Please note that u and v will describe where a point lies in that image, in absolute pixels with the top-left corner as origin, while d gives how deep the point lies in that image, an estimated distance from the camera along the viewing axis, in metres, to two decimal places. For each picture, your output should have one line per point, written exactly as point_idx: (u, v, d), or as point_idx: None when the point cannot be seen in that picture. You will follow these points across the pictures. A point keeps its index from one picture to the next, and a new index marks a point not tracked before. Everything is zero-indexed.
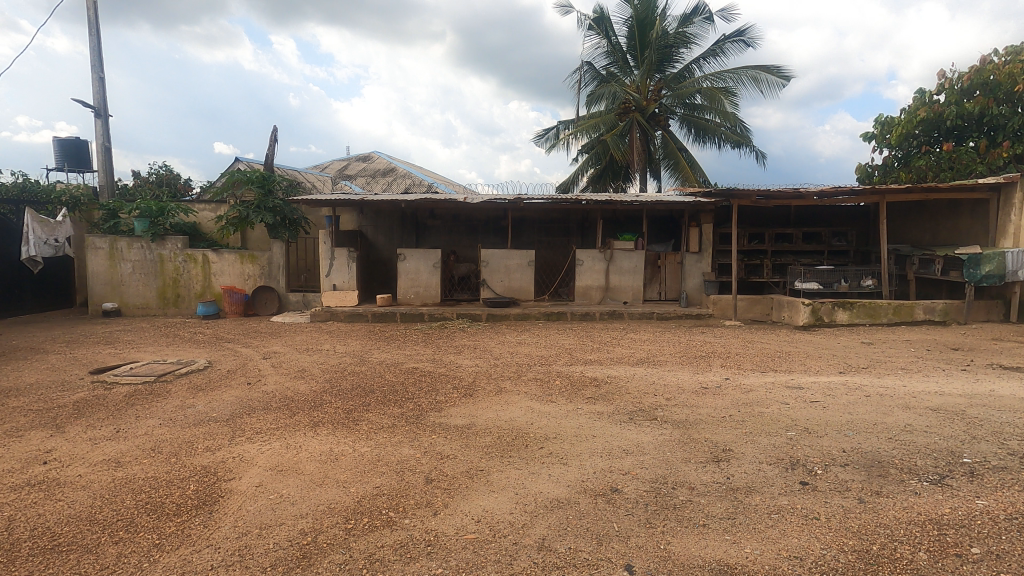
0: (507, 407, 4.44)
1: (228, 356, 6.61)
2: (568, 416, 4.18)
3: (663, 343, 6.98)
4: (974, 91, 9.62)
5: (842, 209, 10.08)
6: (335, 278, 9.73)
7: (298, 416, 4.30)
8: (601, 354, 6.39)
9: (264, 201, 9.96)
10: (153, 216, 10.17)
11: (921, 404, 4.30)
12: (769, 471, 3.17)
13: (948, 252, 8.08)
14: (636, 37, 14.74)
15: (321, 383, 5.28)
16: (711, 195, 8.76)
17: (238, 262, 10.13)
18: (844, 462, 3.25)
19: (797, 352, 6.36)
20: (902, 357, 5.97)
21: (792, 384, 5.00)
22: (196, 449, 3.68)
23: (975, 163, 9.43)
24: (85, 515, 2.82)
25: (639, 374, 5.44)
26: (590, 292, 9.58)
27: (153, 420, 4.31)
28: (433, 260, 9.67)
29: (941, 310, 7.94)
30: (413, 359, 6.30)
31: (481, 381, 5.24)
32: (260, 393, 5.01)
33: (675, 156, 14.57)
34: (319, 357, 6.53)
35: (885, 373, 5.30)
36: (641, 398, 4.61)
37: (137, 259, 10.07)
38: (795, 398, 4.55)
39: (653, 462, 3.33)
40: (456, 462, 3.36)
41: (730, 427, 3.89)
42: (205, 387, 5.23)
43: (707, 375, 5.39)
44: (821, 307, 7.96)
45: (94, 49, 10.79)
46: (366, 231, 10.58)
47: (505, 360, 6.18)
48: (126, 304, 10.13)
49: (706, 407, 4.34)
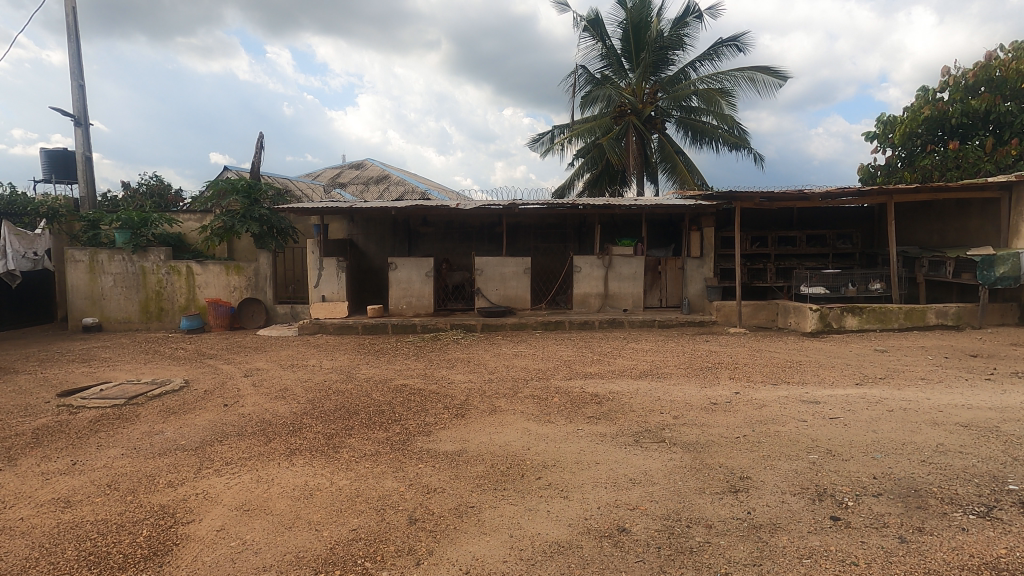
0: (502, 429, 4.09)
1: (206, 375, 6.25)
2: (567, 439, 3.84)
3: (666, 353, 6.64)
4: (979, 88, 9.37)
5: (847, 210, 9.79)
6: (324, 288, 9.37)
7: (273, 443, 3.94)
8: (601, 367, 6.04)
9: (249, 210, 9.59)
10: (134, 227, 9.77)
11: (950, 420, 3.96)
12: (794, 504, 2.83)
13: (960, 254, 7.79)
14: (632, 40, 14.47)
15: (303, 404, 4.93)
16: (711, 199, 8.46)
17: (223, 274, 9.78)
18: (877, 492, 2.92)
19: (808, 361, 6.02)
20: (920, 366, 5.64)
21: (807, 398, 4.65)
22: (156, 485, 3.32)
23: (982, 161, 9.15)
24: (16, 571, 2.46)
25: (643, 389, 5.08)
26: (589, 299, 9.26)
27: (116, 449, 3.95)
28: (425, 268, 9.34)
29: (954, 314, 7.61)
30: (403, 375, 5.94)
31: (475, 399, 4.89)
32: (236, 416, 4.65)
33: (673, 159, 14.30)
34: (303, 374, 6.16)
35: (905, 385, 4.95)
36: (646, 417, 4.26)
37: (119, 271, 9.71)
38: (812, 415, 4.21)
39: (664, 494, 2.99)
40: (444, 498, 3.01)
41: (746, 449, 3.56)
42: (178, 410, 4.87)
43: (716, 389, 5.03)
44: (830, 313, 7.65)
45: (74, 56, 10.47)
46: (357, 239, 10.23)
47: (500, 374, 5.84)
48: (108, 318, 9.76)
49: (718, 427, 4.00)
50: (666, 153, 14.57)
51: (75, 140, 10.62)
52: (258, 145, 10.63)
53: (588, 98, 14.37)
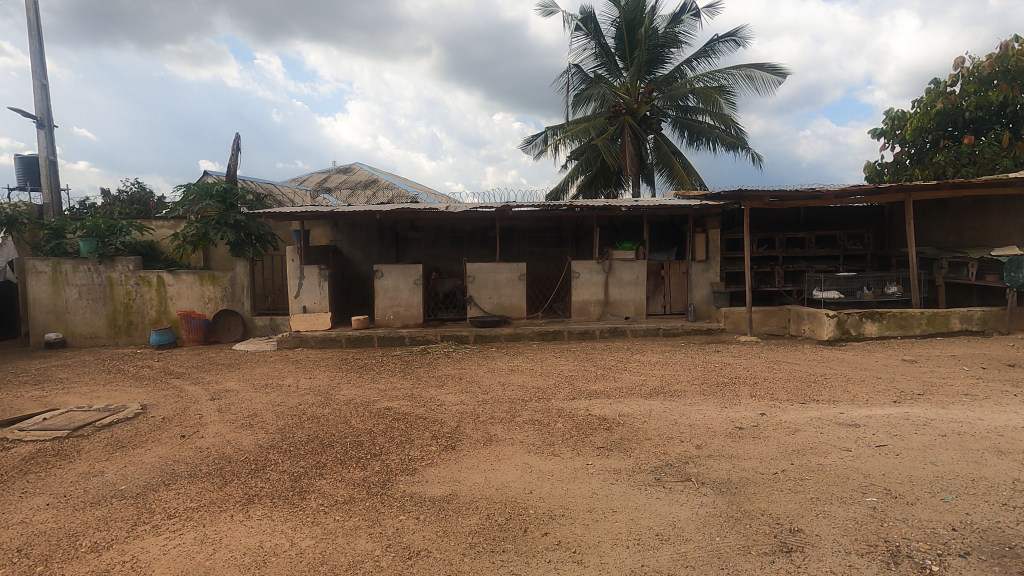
0: (498, 464, 3.52)
1: (168, 398, 5.61)
2: (576, 477, 3.27)
3: (676, 367, 6.08)
4: (993, 80, 8.92)
5: (856, 210, 9.33)
6: (305, 299, 8.77)
7: (229, 487, 3.34)
8: (607, 384, 5.46)
9: (224, 216, 8.95)
10: (101, 235, 9.12)
11: (1017, 447, 3.42)
12: (865, 570, 2.28)
13: (983, 254, 7.32)
14: (624, 37, 14.00)
15: (272, 433, 4.33)
16: (718, 198, 7.93)
17: (197, 284, 9.15)
18: (964, 551, 2.37)
19: (835, 375, 5.47)
20: (958, 379, 5.10)
21: (844, 420, 4.10)
22: (76, 550, 2.71)
23: (999, 157, 8.68)
24: None
25: (656, 410, 4.51)
26: (589, 307, 8.72)
27: (41, 498, 3.33)
28: (413, 276, 8.77)
29: (979, 319, 7.15)
30: (387, 397, 5.33)
31: (467, 426, 4.31)
32: (191, 452, 4.03)
33: (670, 160, 13.84)
34: (276, 396, 5.53)
35: (950, 403, 4.41)
36: (664, 447, 3.70)
37: (84, 283, 9.06)
38: (856, 442, 3.65)
39: (701, 555, 2.43)
40: (430, 565, 2.43)
41: (788, 490, 3.01)
42: (127, 444, 4.24)
43: (739, 410, 4.47)
44: (847, 319, 7.15)
45: (35, 53, 9.84)
46: (341, 246, 9.61)
47: (495, 394, 5.24)
48: (72, 333, 9.10)
49: (750, 458, 3.44)
50: (662, 154, 14.09)
51: (39, 143, 9.96)
52: (234, 147, 10.01)
53: (581, 97, 13.87)
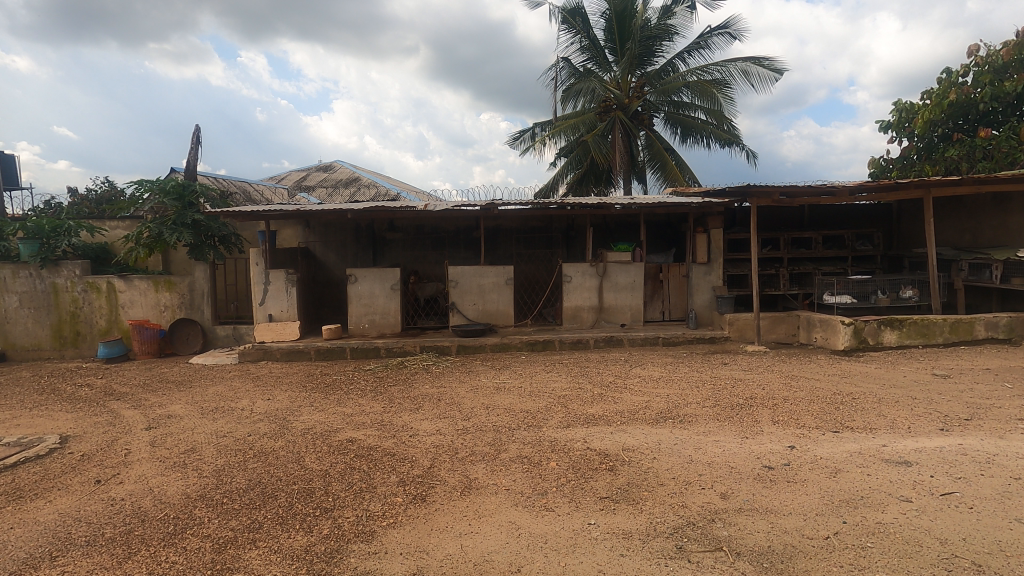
0: (478, 525, 2.81)
1: (98, 428, 4.82)
2: (576, 546, 2.56)
3: (681, 384, 5.39)
4: (1010, 70, 8.41)
5: (864, 209, 8.78)
6: (270, 306, 7.98)
7: (128, 567, 2.56)
8: (605, 407, 4.76)
9: (181, 215, 8.11)
10: (44, 237, 8.23)
11: None
12: None
13: (1009, 255, 6.75)
14: (615, 30, 13.33)
15: (207, 478, 3.58)
16: (722, 195, 7.27)
17: (151, 291, 8.35)
18: None
19: (864, 394, 4.81)
20: (1005, 400, 4.46)
21: (891, 457, 3.44)
22: None
23: (1017, 150, 8.07)
24: None
25: (667, 443, 3.82)
26: (582, 313, 8.03)
27: None
28: (390, 280, 8.02)
29: (1005, 326, 6.55)
30: (353, 425, 4.59)
31: (443, 466, 3.60)
32: (100, 506, 3.26)
33: (662, 156, 13.21)
34: (224, 424, 4.77)
35: (1007, 432, 3.77)
36: (683, 497, 3.01)
37: (25, 290, 8.21)
38: (915, 489, 2.99)
39: None
40: None
41: (854, 569, 2.31)
42: (24, 494, 3.46)
43: (763, 441, 3.80)
44: (865, 327, 6.52)
45: None
46: (313, 248, 8.83)
47: (478, 420, 4.54)
48: (12, 346, 8.25)
49: (791, 515, 2.76)
50: (654, 150, 13.44)
51: None
52: (195, 140, 9.17)
53: (570, 92, 13.16)
